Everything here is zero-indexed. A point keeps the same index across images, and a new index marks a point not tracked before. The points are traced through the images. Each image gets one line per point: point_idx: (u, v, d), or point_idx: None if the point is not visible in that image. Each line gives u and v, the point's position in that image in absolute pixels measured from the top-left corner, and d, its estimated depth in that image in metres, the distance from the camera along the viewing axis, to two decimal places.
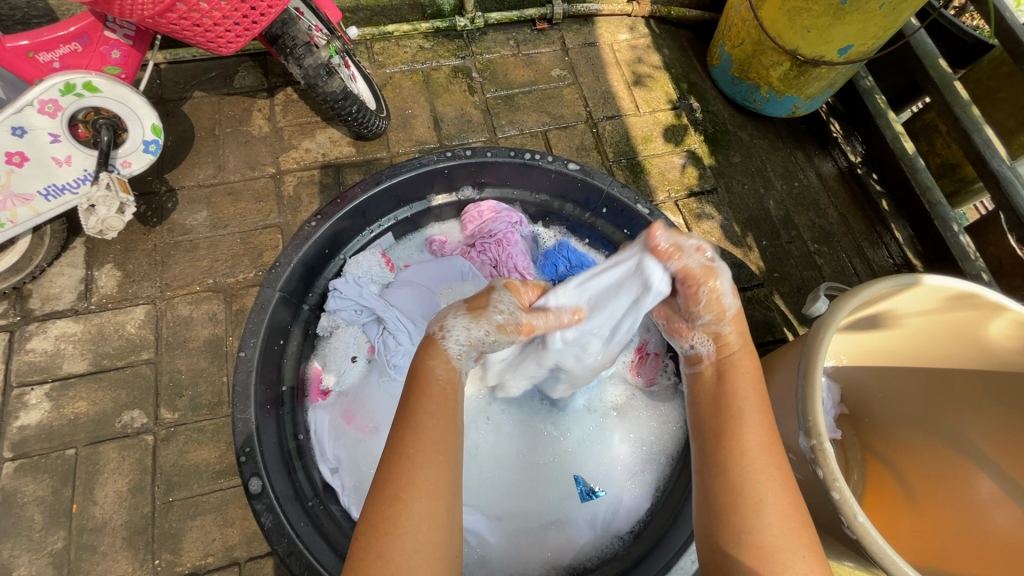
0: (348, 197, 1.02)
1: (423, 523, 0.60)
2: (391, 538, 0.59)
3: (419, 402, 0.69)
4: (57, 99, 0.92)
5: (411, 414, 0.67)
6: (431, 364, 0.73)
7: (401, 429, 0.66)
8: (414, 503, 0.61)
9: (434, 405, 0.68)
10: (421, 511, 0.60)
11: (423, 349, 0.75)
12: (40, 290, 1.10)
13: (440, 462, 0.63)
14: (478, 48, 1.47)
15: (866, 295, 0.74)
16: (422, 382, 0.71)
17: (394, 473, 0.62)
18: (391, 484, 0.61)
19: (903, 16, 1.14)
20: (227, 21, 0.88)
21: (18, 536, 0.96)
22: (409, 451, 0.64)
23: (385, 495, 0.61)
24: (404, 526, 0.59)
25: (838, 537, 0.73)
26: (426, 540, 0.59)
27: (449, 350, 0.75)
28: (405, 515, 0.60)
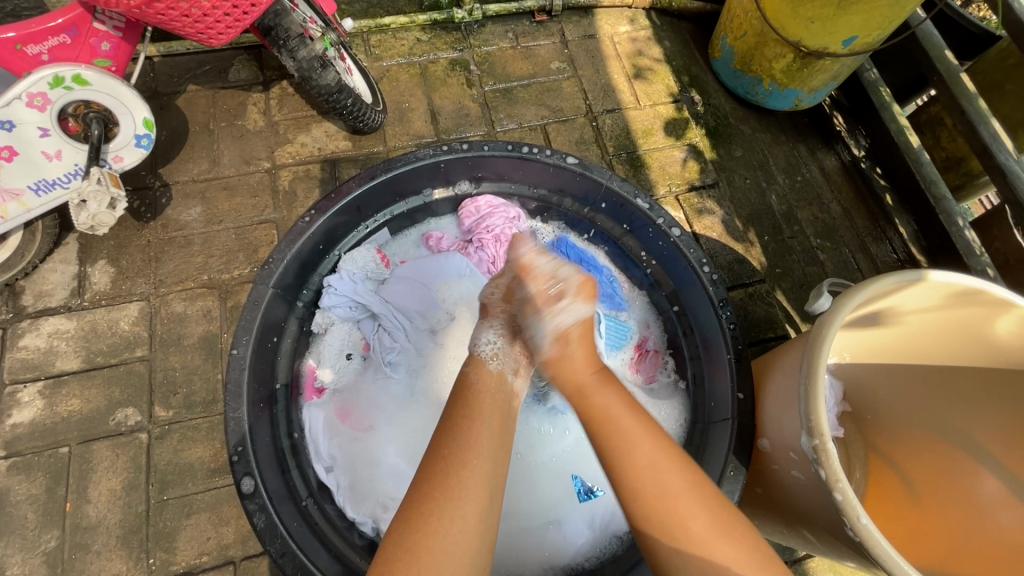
0: (343, 192, 1.00)
1: (456, 525, 0.61)
2: (423, 536, 0.60)
3: (469, 412, 0.72)
4: (46, 92, 0.90)
5: (459, 421, 0.70)
6: (470, 373, 0.79)
7: (448, 435, 0.69)
8: (450, 507, 0.62)
9: (484, 415, 0.72)
10: (453, 515, 0.61)
11: (467, 364, 0.81)
12: (33, 286, 1.09)
13: (480, 472, 0.65)
14: (476, 41, 1.45)
15: (871, 292, 0.72)
16: (474, 397, 0.74)
17: (435, 477, 0.64)
18: (431, 484, 0.63)
19: (910, 7, 1.12)
20: (217, 11, 0.86)
21: (11, 535, 0.95)
22: (449, 456, 0.66)
23: (425, 495, 0.63)
24: (440, 527, 0.60)
25: (840, 538, 0.71)
26: (456, 542, 0.60)
27: (483, 357, 0.82)
28: (440, 516, 0.61)
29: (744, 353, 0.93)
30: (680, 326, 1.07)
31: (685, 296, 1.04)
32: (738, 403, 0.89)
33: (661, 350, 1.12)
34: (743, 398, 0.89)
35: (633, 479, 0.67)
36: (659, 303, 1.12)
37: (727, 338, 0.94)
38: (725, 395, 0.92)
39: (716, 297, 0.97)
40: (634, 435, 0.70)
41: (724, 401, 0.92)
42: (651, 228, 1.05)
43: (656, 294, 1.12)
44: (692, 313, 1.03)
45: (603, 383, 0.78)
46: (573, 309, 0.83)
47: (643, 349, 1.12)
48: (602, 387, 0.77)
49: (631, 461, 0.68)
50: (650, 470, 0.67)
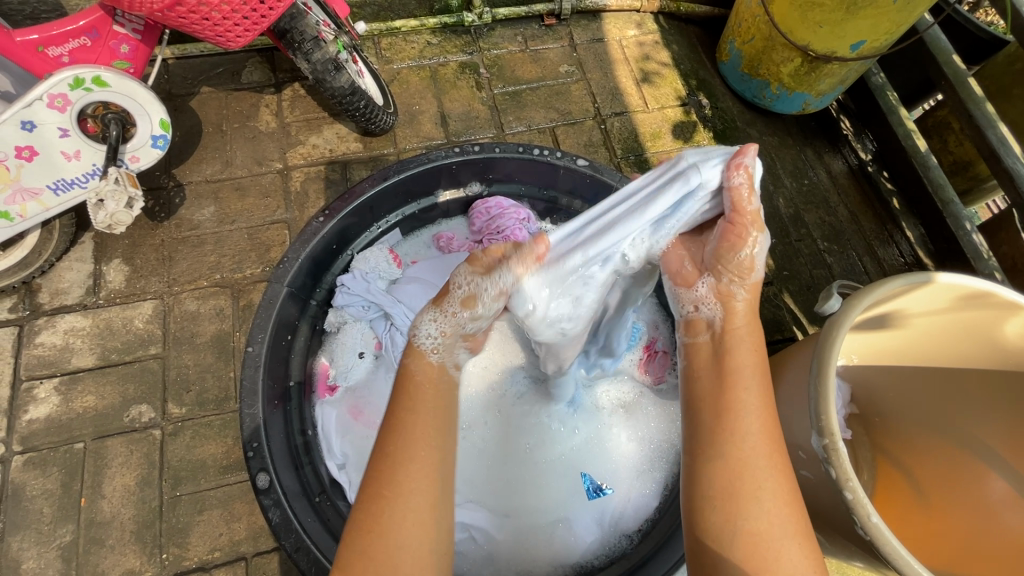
0: (356, 193, 1.02)
1: (406, 521, 0.60)
2: (378, 538, 0.59)
3: (410, 403, 0.68)
4: (66, 93, 0.92)
5: (399, 413, 0.67)
6: (409, 363, 0.73)
7: (390, 426, 0.66)
8: (397, 503, 0.61)
9: (427, 403, 0.69)
10: (401, 510, 0.61)
11: (403, 353, 0.75)
12: (49, 284, 1.11)
13: (427, 463, 0.64)
14: (485, 44, 1.46)
15: (880, 294, 0.73)
16: (412, 384, 0.71)
17: (382, 476, 0.63)
18: (381, 484, 0.63)
19: (917, 12, 1.13)
20: (236, 15, 0.88)
21: (27, 529, 0.96)
22: (393, 448, 0.64)
23: (376, 495, 0.62)
24: (388, 524, 0.60)
25: (849, 536, 0.72)
26: (406, 544, 0.59)
27: (423, 347, 0.74)
28: (388, 513, 0.61)
29: None
30: None
31: None
32: None
33: (669, 351, 1.12)
34: None
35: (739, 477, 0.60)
36: None
37: None
38: None
39: None
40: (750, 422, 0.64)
41: None
42: None
43: None
44: None
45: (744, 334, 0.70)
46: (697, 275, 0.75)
47: (652, 350, 1.12)
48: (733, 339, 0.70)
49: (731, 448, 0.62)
50: (754, 473, 0.60)
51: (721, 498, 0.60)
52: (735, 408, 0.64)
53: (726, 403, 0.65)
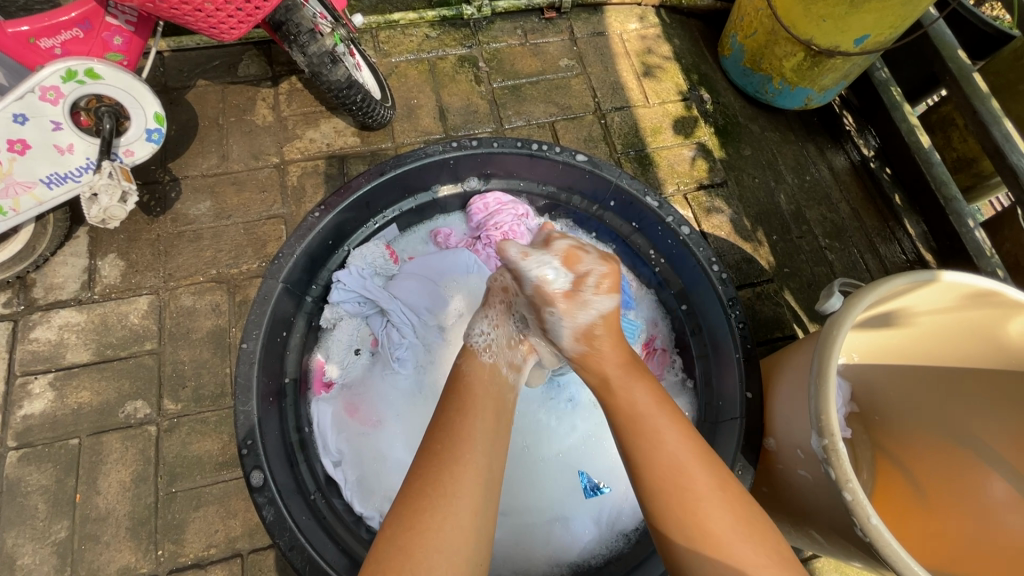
0: (351, 188, 1.00)
1: (449, 521, 0.61)
2: (419, 535, 0.60)
3: (462, 408, 0.73)
4: (59, 86, 0.90)
5: (452, 417, 0.71)
6: (462, 365, 0.82)
7: (445, 430, 0.70)
8: (445, 501, 0.62)
9: (477, 409, 0.73)
10: (446, 511, 0.62)
11: (460, 355, 0.85)
12: (44, 279, 1.10)
13: (474, 465, 0.67)
14: (484, 37, 1.45)
15: (882, 291, 0.72)
16: (465, 390, 0.76)
17: (429, 474, 0.65)
18: (425, 481, 0.64)
19: (922, 5, 1.11)
20: (229, 6, 0.86)
21: (22, 525, 0.96)
22: (442, 452, 0.67)
23: (418, 492, 0.63)
24: (432, 523, 0.61)
25: (847, 537, 0.72)
26: (451, 542, 0.60)
27: (476, 348, 0.85)
28: (434, 512, 0.62)
29: (753, 353, 0.92)
30: (688, 324, 1.07)
31: (693, 295, 1.04)
32: (746, 403, 0.89)
33: (668, 349, 1.12)
34: (752, 397, 0.89)
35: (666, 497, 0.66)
36: (667, 301, 1.12)
37: (735, 337, 0.94)
38: (734, 395, 0.92)
39: (725, 296, 0.97)
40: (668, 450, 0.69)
41: (732, 400, 0.92)
42: (660, 227, 1.05)
43: (664, 292, 1.12)
44: (700, 313, 1.03)
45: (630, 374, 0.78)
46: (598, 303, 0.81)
47: (651, 348, 1.12)
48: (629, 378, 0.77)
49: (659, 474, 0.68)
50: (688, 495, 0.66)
51: (667, 520, 0.66)
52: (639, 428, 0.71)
53: (638, 437, 0.71)
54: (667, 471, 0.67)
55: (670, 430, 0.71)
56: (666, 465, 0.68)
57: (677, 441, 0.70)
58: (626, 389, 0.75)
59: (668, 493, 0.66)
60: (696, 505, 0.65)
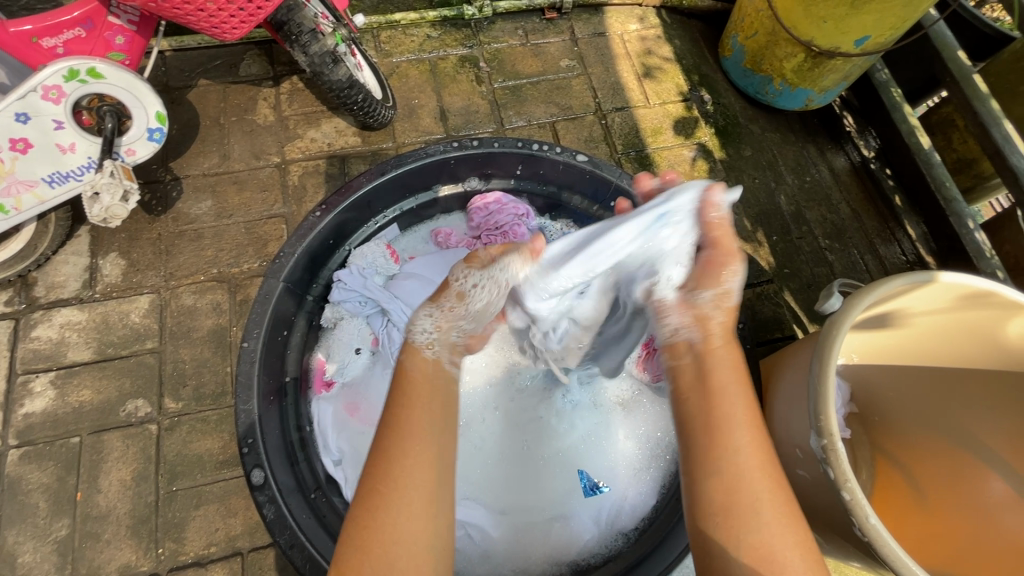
0: (352, 187, 1.00)
1: (405, 516, 0.58)
2: (374, 533, 0.57)
3: (407, 395, 0.67)
4: (61, 85, 0.90)
5: (396, 404, 0.67)
6: (404, 361, 0.72)
7: (388, 418, 0.65)
8: (398, 498, 0.59)
9: (423, 395, 0.68)
10: (401, 506, 0.59)
11: (403, 350, 0.74)
12: (45, 278, 1.10)
13: (423, 455, 0.62)
14: (485, 38, 1.45)
15: (881, 292, 0.73)
16: (406, 377, 0.70)
17: (379, 469, 0.61)
18: (374, 476, 0.60)
19: (922, 6, 1.11)
20: (231, 7, 0.87)
21: (23, 523, 0.96)
22: (387, 445, 0.62)
23: (370, 488, 0.60)
24: (391, 519, 0.58)
25: (845, 537, 0.72)
26: (404, 536, 0.57)
27: (417, 344, 0.73)
28: (387, 509, 0.58)
29: (751, 352, 0.93)
30: None
31: None
32: None
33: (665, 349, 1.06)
34: None
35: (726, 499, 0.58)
36: None
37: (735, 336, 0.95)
38: None
39: None
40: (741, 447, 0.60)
41: None
42: None
43: None
44: None
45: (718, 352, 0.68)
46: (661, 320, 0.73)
47: (649, 347, 1.05)
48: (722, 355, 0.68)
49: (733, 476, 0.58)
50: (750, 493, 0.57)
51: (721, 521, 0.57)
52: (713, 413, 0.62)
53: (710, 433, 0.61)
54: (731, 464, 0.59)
55: (746, 421, 0.62)
56: (731, 465, 0.59)
57: (750, 434, 0.61)
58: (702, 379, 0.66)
59: (732, 496, 0.57)
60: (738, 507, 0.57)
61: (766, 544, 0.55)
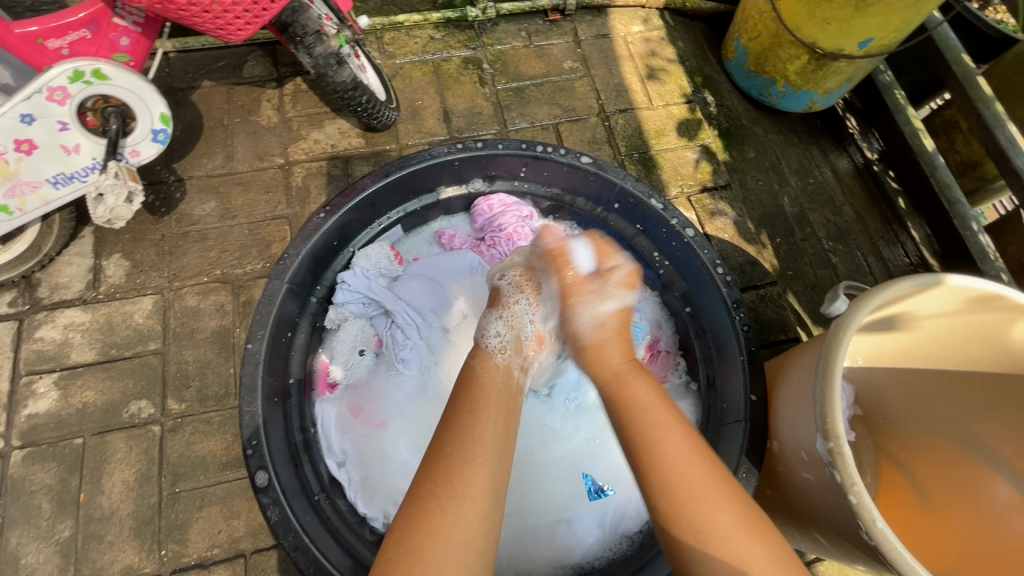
0: (357, 189, 1.00)
1: (460, 523, 0.61)
2: (427, 536, 0.60)
3: (474, 409, 0.72)
4: (66, 86, 0.91)
5: (463, 417, 0.71)
6: (475, 365, 0.81)
7: (453, 430, 0.69)
8: (454, 503, 0.62)
9: (489, 411, 0.72)
10: (456, 513, 0.61)
11: (474, 356, 0.84)
12: (49, 279, 1.10)
13: (484, 468, 0.65)
14: (489, 39, 1.45)
15: (888, 294, 0.72)
16: (476, 391, 0.76)
17: (438, 474, 0.64)
18: (435, 482, 0.63)
19: (927, 8, 1.11)
20: (237, 8, 0.87)
21: (26, 524, 0.96)
22: (450, 452, 0.66)
23: (428, 493, 0.63)
24: (444, 523, 0.60)
25: (853, 542, 0.71)
26: (459, 541, 0.60)
27: (489, 349, 0.85)
28: (444, 514, 0.61)
29: (758, 355, 0.93)
30: (693, 327, 1.07)
31: (698, 297, 1.04)
32: (751, 406, 0.90)
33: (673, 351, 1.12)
34: (756, 400, 0.90)
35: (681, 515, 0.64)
36: (671, 304, 1.12)
37: (741, 340, 0.94)
38: (738, 396, 0.92)
39: (730, 298, 0.97)
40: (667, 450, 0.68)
41: (736, 402, 0.93)
42: (665, 229, 1.05)
43: (667, 295, 1.12)
44: (704, 315, 1.04)
45: (635, 371, 0.80)
46: (608, 299, 0.88)
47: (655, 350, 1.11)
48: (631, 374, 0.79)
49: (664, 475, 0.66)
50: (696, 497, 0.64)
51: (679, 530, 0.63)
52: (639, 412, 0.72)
53: (643, 444, 0.69)
54: (674, 472, 0.66)
55: (678, 437, 0.69)
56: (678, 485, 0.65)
57: (682, 448, 0.68)
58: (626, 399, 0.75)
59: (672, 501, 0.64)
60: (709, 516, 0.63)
61: (725, 546, 0.61)
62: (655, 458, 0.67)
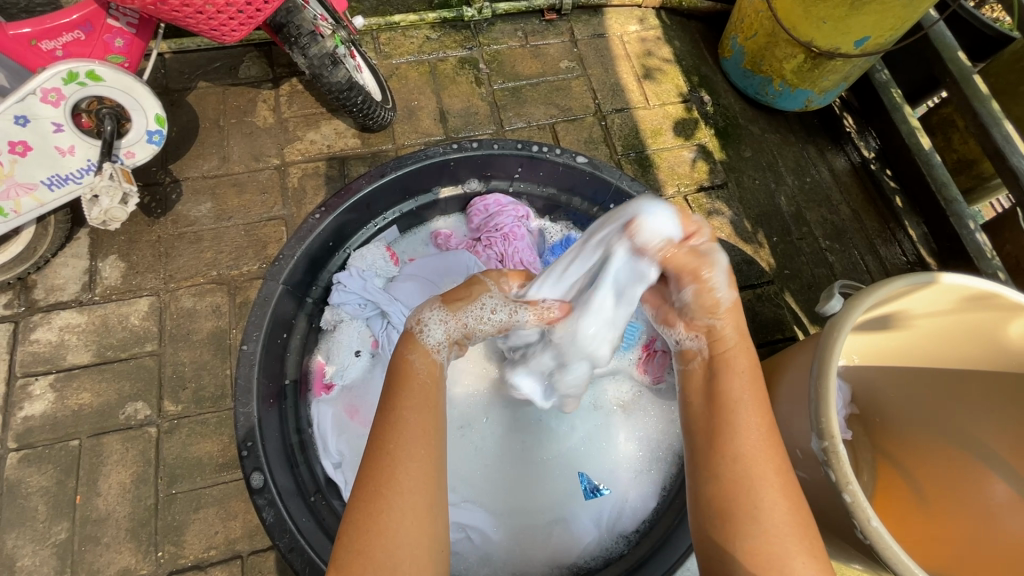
0: (352, 190, 1.00)
1: (405, 518, 0.60)
2: (376, 536, 0.59)
3: (409, 396, 0.69)
4: (60, 88, 0.90)
5: (403, 409, 0.68)
6: (413, 357, 0.75)
7: (388, 423, 0.66)
8: (398, 499, 0.61)
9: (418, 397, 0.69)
10: (401, 508, 0.61)
11: (410, 346, 0.77)
12: (45, 281, 1.10)
13: (421, 458, 0.64)
14: (485, 39, 1.45)
15: (883, 294, 0.72)
16: (411, 379, 0.72)
17: (377, 471, 0.63)
18: (377, 482, 0.62)
19: (922, 7, 1.12)
20: (230, 9, 0.87)
21: (22, 527, 0.96)
22: (391, 447, 0.64)
23: (372, 493, 0.62)
24: (390, 524, 0.60)
25: (845, 538, 0.72)
26: (409, 540, 0.60)
27: (427, 344, 0.77)
28: (391, 511, 0.60)
29: None
30: None
31: None
32: None
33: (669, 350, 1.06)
34: None
35: (734, 497, 0.64)
36: None
37: None
38: None
39: None
40: (755, 451, 0.66)
41: None
42: None
43: None
44: None
45: (742, 353, 0.75)
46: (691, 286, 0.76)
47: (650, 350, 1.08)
48: (737, 357, 0.74)
49: (740, 477, 0.65)
50: (769, 517, 0.62)
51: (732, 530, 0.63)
52: (730, 407, 0.69)
53: (724, 434, 0.68)
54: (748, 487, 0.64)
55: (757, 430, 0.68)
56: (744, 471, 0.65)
57: (763, 444, 0.67)
58: (722, 393, 0.71)
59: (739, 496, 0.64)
60: (765, 523, 0.62)
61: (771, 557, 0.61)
62: (731, 452, 0.66)
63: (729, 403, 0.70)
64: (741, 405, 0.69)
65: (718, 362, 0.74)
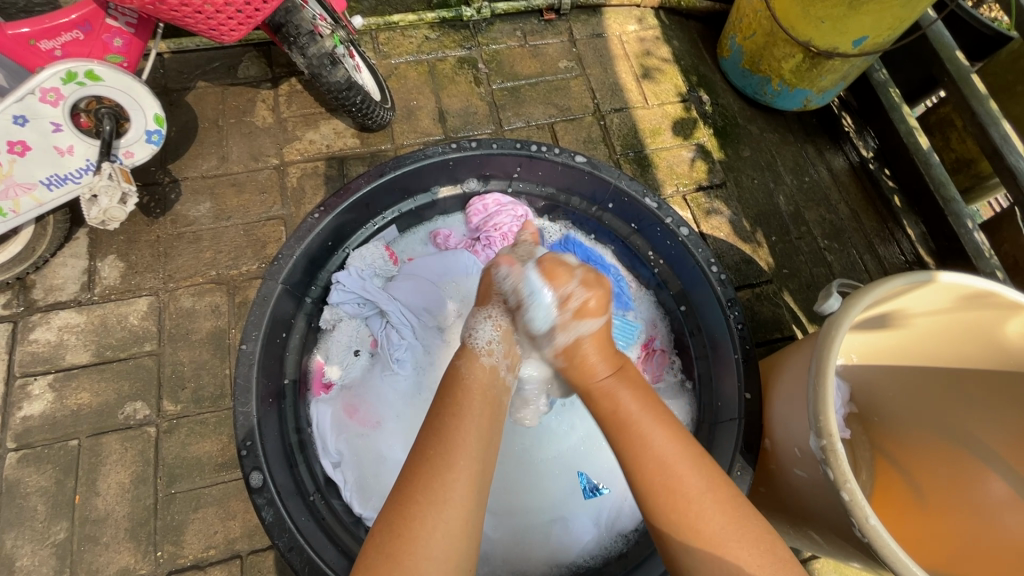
0: (350, 190, 1.00)
1: (438, 530, 0.61)
2: (406, 543, 0.60)
3: (457, 410, 0.72)
4: (58, 88, 0.90)
5: (446, 421, 0.70)
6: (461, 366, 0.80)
7: (432, 432, 0.69)
8: (436, 510, 0.62)
9: (472, 414, 0.72)
10: (436, 518, 0.62)
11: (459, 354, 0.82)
12: (43, 281, 1.10)
13: (466, 473, 0.66)
14: (484, 39, 1.45)
15: (880, 293, 0.72)
16: (461, 392, 0.75)
17: (420, 480, 0.64)
18: (416, 489, 0.64)
19: (921, 7, 1.12)
20: (230, 8, 0.87)
21: (21, 526, 0.96)
22: (433, 457, 0.66)
23: (409, 497, 0.63)
24: (422, 531, 0.61)
25: (844, 536, 0.72)
26: (440, 550, 0.60)
27: (476, 349, 0.82)
28: (425, 519, 0.61)
29: (752, 353, 0.92)
30: (687, 324, 1.08)
31: (692, 296, 1.05)
32: (745, 403, 0.88)
33: (667, 350, 1.13)
34: (750, 398, 0.88)
35: (666, 513, 0.67)
36: (666, 301, 1.13)
37: (735, 338, 0.93)
38: (733, 394, 0.92)
39: (724, 297, 0.97)
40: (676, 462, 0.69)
41: (731, 401, 0.92)
42: (659, 228, 1.05)
43: (663, 293, 1.13)
44: (699, 314, 1.04)
45: (621, 384, 0.79)
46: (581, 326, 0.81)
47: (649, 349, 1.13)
48: (617, 386, 0.78)
49: (669, 490, 0.67)
50: (702, 524, 0.65)
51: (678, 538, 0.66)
52: (637, 428, 0.72)
53: (636, 455, 0.70)
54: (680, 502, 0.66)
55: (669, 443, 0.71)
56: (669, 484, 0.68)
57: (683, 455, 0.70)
58: (615, 415, 0.75)
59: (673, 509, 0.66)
60: (703, 529, 0.65)
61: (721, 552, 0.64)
62: (650, 470, 0.69)
63: (635, 425, 0.73)
64: (643, 426, 0.72)
65: (607, 391, 0.78)
